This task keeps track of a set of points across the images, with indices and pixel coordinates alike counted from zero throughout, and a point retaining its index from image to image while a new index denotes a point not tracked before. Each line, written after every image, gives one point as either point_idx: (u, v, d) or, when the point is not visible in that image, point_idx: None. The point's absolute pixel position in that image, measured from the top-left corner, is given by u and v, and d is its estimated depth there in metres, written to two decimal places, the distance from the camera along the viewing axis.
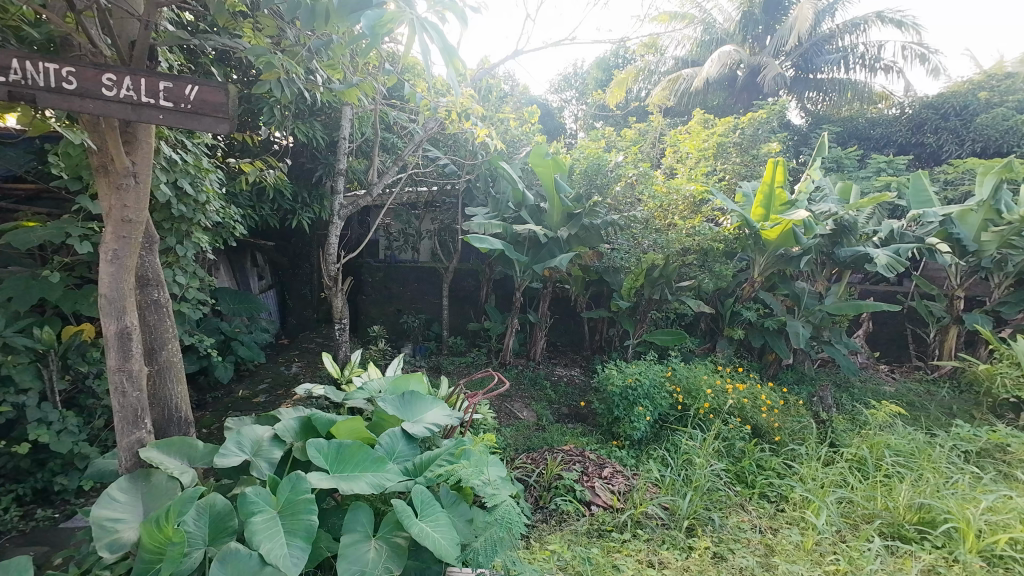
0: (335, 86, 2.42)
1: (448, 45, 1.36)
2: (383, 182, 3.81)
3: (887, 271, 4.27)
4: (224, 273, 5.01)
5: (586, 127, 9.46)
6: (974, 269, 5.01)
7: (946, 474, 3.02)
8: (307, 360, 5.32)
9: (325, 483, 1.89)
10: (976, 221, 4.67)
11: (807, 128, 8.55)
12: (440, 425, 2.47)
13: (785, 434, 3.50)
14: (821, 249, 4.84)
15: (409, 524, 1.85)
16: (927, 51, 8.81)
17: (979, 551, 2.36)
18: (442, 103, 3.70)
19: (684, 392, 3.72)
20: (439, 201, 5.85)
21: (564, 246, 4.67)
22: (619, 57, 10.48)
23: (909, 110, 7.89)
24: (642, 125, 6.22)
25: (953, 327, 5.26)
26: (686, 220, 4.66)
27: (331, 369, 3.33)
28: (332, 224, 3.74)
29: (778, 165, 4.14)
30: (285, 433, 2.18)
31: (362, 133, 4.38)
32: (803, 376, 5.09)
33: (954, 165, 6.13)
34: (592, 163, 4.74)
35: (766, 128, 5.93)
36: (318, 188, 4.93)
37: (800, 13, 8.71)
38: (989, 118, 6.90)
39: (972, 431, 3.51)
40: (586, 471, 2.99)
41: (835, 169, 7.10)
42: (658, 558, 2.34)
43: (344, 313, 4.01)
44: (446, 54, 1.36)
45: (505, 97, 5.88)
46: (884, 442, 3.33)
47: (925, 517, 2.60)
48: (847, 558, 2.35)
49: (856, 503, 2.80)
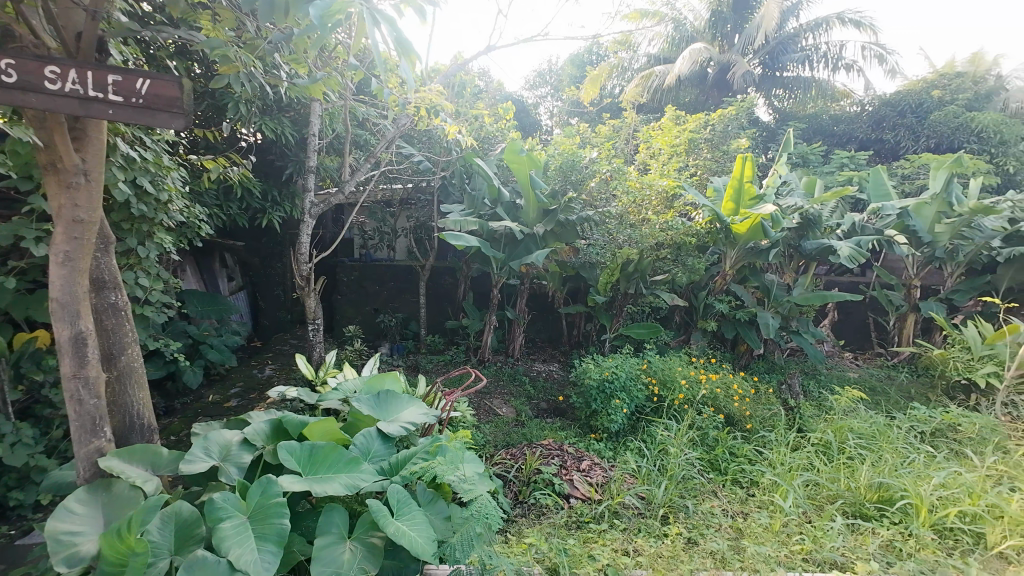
0: (300, 81, 2.37)
1: (400, 35, 1.39)
2: (355, 179, 3.72)
3: (850, 262, 4.45)
4: (191, 274, 4.85)
5: (561, 123, 9.52)
6: (929, 260, 5.24)
7: (903, 453, 3.18)
8: (281, 362, 5.21)
9: (297, 486, 1.87)
10: (930, 213, 4.91)
11: (775, 125, 8.81)
12: (416, 424, 2.45)
13: (756, 422, 3.64)
14: (788, 241, 4.97)
15: (385, 523, 1.83)
16: (885, 51, 9.17)
17: (932, 525, 2.52)
18: (411, 99, 3.65)
19: (659, 384, 3.80)
20: (414, 198, 5.77)
21: (540, 242, 4.69)
22: (593, 53, 10.58)
23: (870, 108, 8.24)
24: (617, 122, 6.29)
25: (911, 315, 5.49)
26: (660, 215, 4.73)
27: (307, 370, 3.28)
28: (303, 223, 3.65)
29: (747, 161, 4.26)
30: (256, 436, 2.15)
31: (333, 128, 4.28)
32: (773, 365, 5.26)
33: (911, 161, 6.44)
34: (567, 160, 4.72)
35: (735, 124, 6.09)
36: (289, 187, 4.80)
37: (766, 12, 8.94)
38: (942, 115, 7.25)
39: (927, 413, 3.70)
40: (565, 465, 3.04)
41: (801, 164, 7.35)
42: (633, 546, 2.36)
43: (317, 314, 3.92)
44: (398, 43, 1.39)
45: (481, 94, 5.88)
46: (847, 426, 3.48)
47: (884, 495, 2.74)
48: (811, 536, 2.45)
49: (822, 485, 2.91)
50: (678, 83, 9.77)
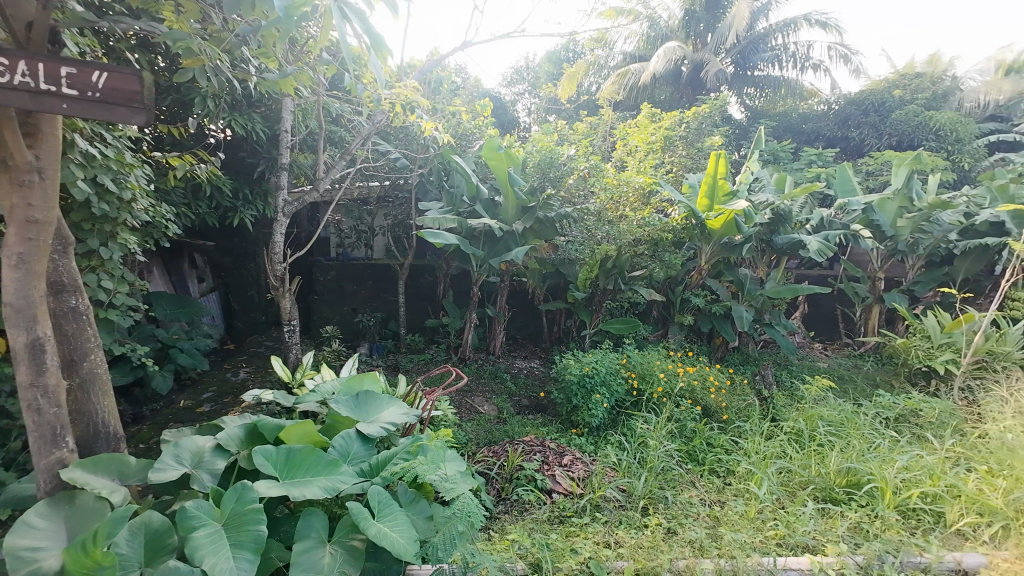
0: (270, 75, 2.32)
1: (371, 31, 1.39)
2: (330, 177, 3.65)
3: (819, 256, 4.60)
4: (159, 276, 4.68)
5: (538, 120, 9.53)
6: (892, 253, 5.46)
7: (870, 438, 3.31)
8: (256, 365, 5.08)
9: (274, 490, 1.83)
10: (893, 208, 5.11)
11: (747, 122, 9.02)
12: (396, 424, 2.42)
13: (732, 413, 3.73)
14: (761, 237, 5.10)
15: (366, 525, 1.80)
16: (849, 51, 9.49)
17: (896, 506, 2.64)
18: (386, 95, 3.59)
19: (639, 378, 3.86)
20: (391, 196, 5.70)
21: (520, 239, 4.69)
22: (570, 50, 10.62)
23: (836, 106, 8.53)
24: (594, 119, 6.33)
25: (876, 306, 5.71)
26: (637, 212, 4.78)
27: (282, 373, 3.21)
28: (276, 222, 3.55)
29: (721, 158, 4.35)
30: (230, 441, 2.09)
31: (306, 125, 4.17)
32: (747, 357, 5.41)
33: (875, 158, 6.70)
34: (545, 156, 4.72)
35: (709, 122, 6.21)
36: (261, 184, 4.67)
37: (737, 12, 9.13)
38: (903, 114, 7.55)
39: (891, 399, 3.87)
40: (547, 461, 3.06)
41: (772, 161, 7.55)
42: (614, 538, 2.40)
43: (292, 315, 3.83)
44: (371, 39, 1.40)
45: (457, 90, 5.84)
46: (817, 414, 3.60)
47: (852, 479, 2.85)
48: (785, 522, 2.54)
49: (794, 472, 3.00)
50: (653, 81, 9.89)
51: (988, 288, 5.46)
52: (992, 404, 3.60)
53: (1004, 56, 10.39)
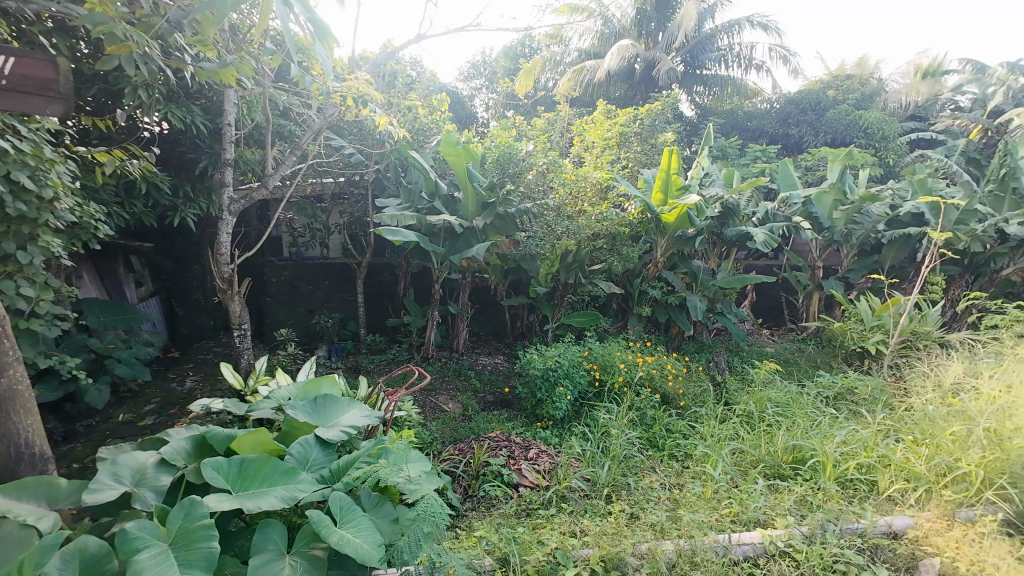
0: (209, 65, 2.19)
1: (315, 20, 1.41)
2: (280, 173, 3.48)
3: (765, 247, 4.87)
4: (89, 281, 4.32)
5: (497, 116, 9.51)
6: (829, 243, 5.86)
7: (812, 417, 3.55)
8: (204, 373, 4.80)
9: (226, 504, 1.74)
10: (829, 201, 5.44)
11: (697, 120, 9.38)
12: (357, 427, 2.36)
13: (688, 399, 3.89)
14: (712, 229, 5.33)
15: (327, 533, 1.75)
16: (788, 53, 10.05)
17: (836, 478, 2.85)
18: (337, 88, 3.46)
19: (600, 369, 3.95)
20: (346, 192, 5.51)
21: (480, 235, 4.67)
22: (526, 46, 10.65)
23: (777, 105, 9.03)
24: (551, 115, 6.39)
25: (816, 293, 6.10)
26: (595, 207, 4.88)
27: (233, 380, 3.04)
28: (221, 221, 3.36)
29: (673, 154, 4.51)
30: (176, 455, 1.97)
31: (252, 118, 3.95)
32: (702, 344, 5.66)
33: (812, 154, 7.15)
34: (504, 152, 4.72)
35: (661, 119, 6.42)
36: (204, 181, 4.39)
37: (686, 12, 9.46)
38: (836, 113, 8.12)
39: (830, 379, 4.16)
40: (513, 455, 3.08)
41: (721, 157, 7.90)
42: (580, 526, 2.45)
43: (243, 319, 3.63)
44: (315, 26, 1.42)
45: (413, 84, 5.73)
46: (766, 397, 3.82)
47: (797, 456, 3.05)
48: (738, 499, 2.68)
49: (746, 451, 3.17)
50: (608, 78, 10.08)
51: (911, 274, 5.98)
52: (916, 379, 3.96)
53: (921, 60, 11.34)
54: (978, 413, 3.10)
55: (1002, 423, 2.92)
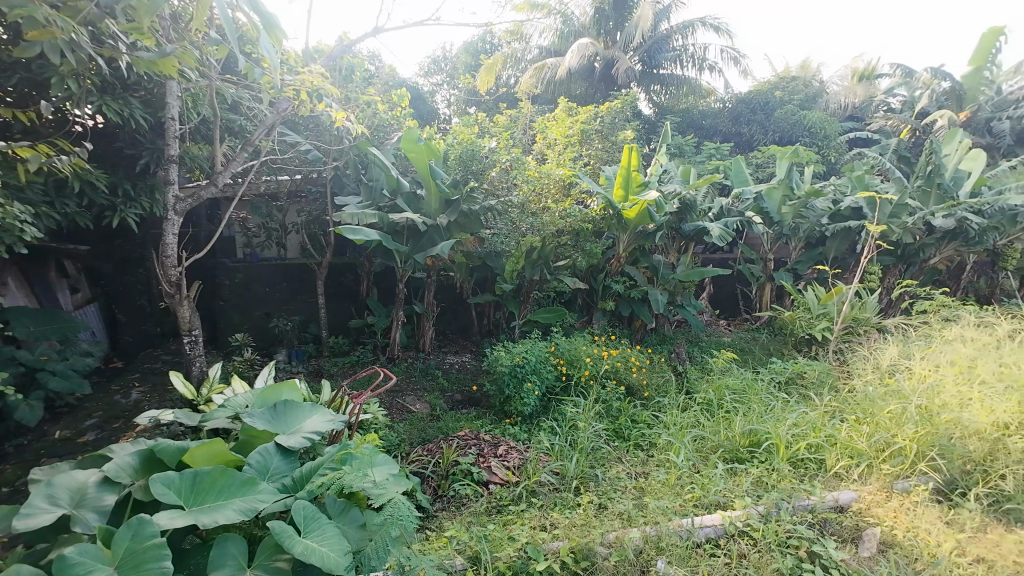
0: (147, 55, 2.07)
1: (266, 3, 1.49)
2: (230, 170, 3.31)
3: (721, 241, 5.08)
4: (14, 289, 3.95)
5: (459, 112, 9.43)
6: (779, 236, 6.17)
7: (766, 401, 3.75)
8: (152, 383, 4.51)
9: (179, 521, 1.65)
10: (778, 196, 5.72)
11: (655, 118, 9.64)
12: (321, 433, 2.28)
13: (652, 389, 4.01)
14: (671, 225, 5.50)
15: (291, 544, 1.68)
16: (739, 54, 10.49)
17: (789, 458, 3.02)
18: (288, 81, 3.32)
19: (567, 363, 4.00)
20: (303, 190, 5.31)
21: (445, 233, 4.62)
22: (487, 42, 10.60)
23: (729, 105, 9.41)
24: (513, 112, 6.39)
25: (768, 284, 6.42)
26: (559, 203, 4.93)
27: (184, 390, 2.88)
28: (166, 221, 3.16)
29: (633, 151, 4.60)
30: (120, 472, 1.85)
31: (198, 112, 3.73)
32: (663, 336, 5.84)
33: (762, 152, 7.50)
34: (466, 149, 4.67)
35: (621, 117, 6.55)
36: (146, 179, 4.11)
37: (642, 13, 9.69)
38: (783, 113, 8.56)
39: (782, 365, 4.40)
40: (482, 453, 3.07)
41: (678, 154, 8.16)
42: (549, 520, 2.47)
43: (193, 324, 3.44)
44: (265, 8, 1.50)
45: (371, 79, 5.59)
46: (724, 384, 3.99)
47: (753, 439, 3.20)
48: (700, 484, 2.79)
49: (707, 437, 3.30)
50: (569, 76, 10.19)
51: (852, 264, 6.40)
52: (857, 362, 4.24)
53: (857, 64, 12.13)
54: (911, 392, 3.37)
55: (931, 401, 3.18)
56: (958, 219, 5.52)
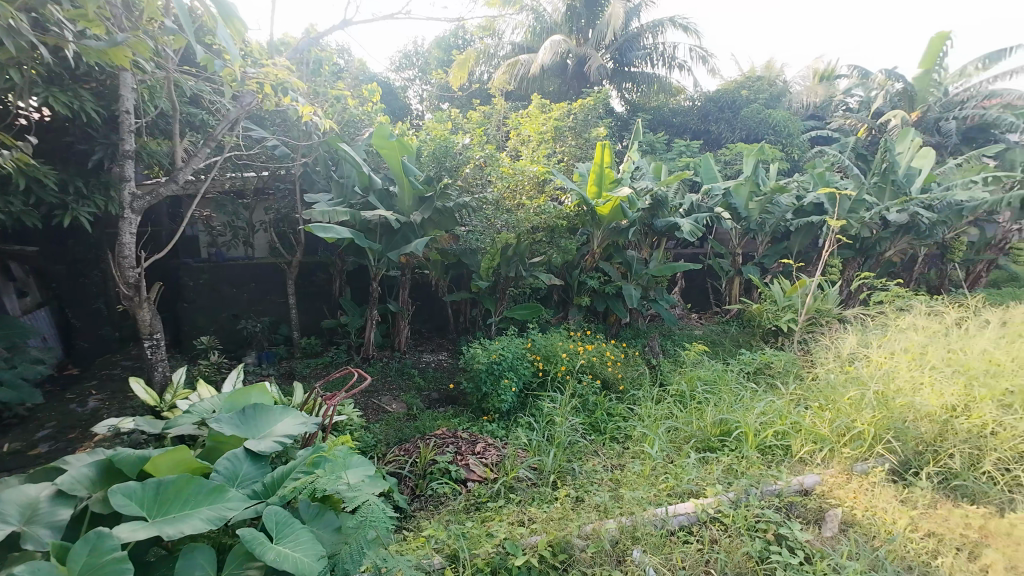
0: (95, 43, 1.98)
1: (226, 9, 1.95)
2: (191, 166, 3.16)
3: (692, 237, 5.21)
4: None
5: (431, 108, 9.31)
6: (746, 231, 6.37)
7: (735, 391, 3.87)
8: (111, 390, 4.30)
9: (141, 533, 1.58)
10: (745, 192, 5.89)
11: (627, 115, 9.76)
12: (293, 436, 2.22)
13: (626, 383, 4.08)
14: (643, 221, 5.59)
15: (262, 551, 1.64)
16: (707, 54, 10.72)
17: (757, 445, 3.13)
18: (251, 73, 3.20)
19: (543, 359, 4.03)
20: (271, 187, 5.13)
21: (419, 230, 4.56)
22: (459, 37, 10.49)
23: (698, 103, 9.61)
24: (486, 108, 6.36)
25: (737, 278, 6.61)
26: (533, 200, 4.94)
27: (146, 396, 2.75)
28: (122, 220, 3.00)
29: (605, 148, 4.65)
30: (75, 484, 1.75)
31: (154, 106, 3.55)
32: (637, 330, 5.95)
33: (730, 149, 7.71)
34: (439, 145, 4.61)
35: (593, 114, 6.61)
36: (100, 175, 3.90)
37: (613, 11, 9.77)
38: (749, 112, 8.81)
39: (751, 356, 4.54)
40: (460, 451, 3.06)
41: (650, 151, 8.29)
42: (527, 515, 2.49)
43: (154, 328, 3.29)
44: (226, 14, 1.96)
45: (340, 73, 5.45)
46: (696, 376, 4.10)
47: (723, 429, 3.30)
48: (673, 474, 2.86)
49: (680, 428, 3.38)
50: (542, 73, 10.19)
51: (814, 258, 6.67)
52: (820, 351, 4.43)
53: (817, 65, 12.60)
54: (869, 378, 3.54)
55: (887, 387, 3.35)
56: (911, 213, 5.82)
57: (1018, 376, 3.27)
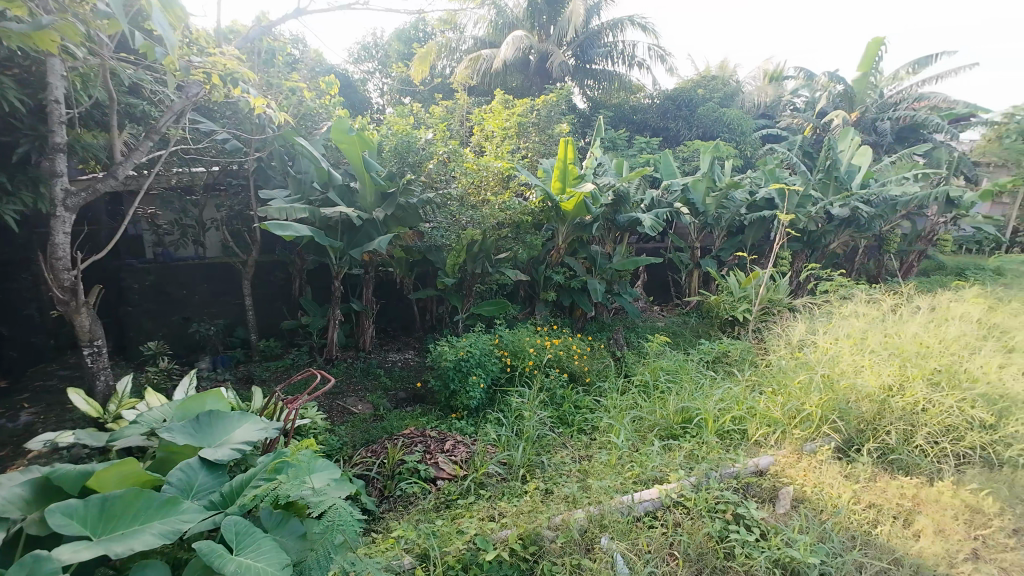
0: (17, 26, 1.82)
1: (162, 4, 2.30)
2: (132, 161, 2.96)
3: (653, 231, 5.36)
4: None
5: (393, 102, 9.12)
6: (704, 226, 6.61)
7: (696, 379, 4.03)
8: (47, 403, 3.98)
9: (85, 554, 1.47)
10: (702, 187, 6.12)
11: (589, 112, 9.90)
12: (252, 443, 2.13)
13: (593, 375, 4.17)
14: (607, 216, 5.71)
15: (222, 564, 1.57)
16: (664, 53, 11.02)
17: (716, 431, 3.27)
18: (197, 62, 3.03)
19: (511, 355, 4.05)
20: (222, 183, 4.88)
21: (382, 227, 4.45)
22: (420, 30, 10.30)
23: (657, 100, 9.87)
24: (449, 103, 6.28)
25: (696, 271, 6.86)
26: (498, 196, 4.93)
27: (88, 408, 2.57)
28: (54, 218, 2.77)
29: (568, 145, 4.70)
30: (8, 506, 1.62)
31: (89, 95, 3.29)
32: (602, 324, 6.08)
33: (687, 146, 7.98)
34: (402, 140, 4.52)
35: (556, 110, 6.66)
36: (27, 170, 3.58)
37: (574, 8, 9.86)
38: (706, 110, 9.13)
39: (710, 345, 4.74)
40: (429, 450, 3.03)
41: (612, 147, 8.45)
42: (497, 510, 2.50)
43: (95, 334, 3.06)
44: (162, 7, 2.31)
45: (295, 64, 5.25)
46: (658, 366, 4.24)
47: (685, 416, 3.43)
48: (638, 462, 2.95)
49: (645, 417, 3.48)
50: (505, 68, 10.17)
51: (766, 250, 7.02)
52: (772, 339, 4.67)
53: (767, 66, 13.20)
54: (816, 363, 3.77)
55: (832, 370, 3.58)
56: (852, 208, 6.22)
57: (944, 357, 3.57)
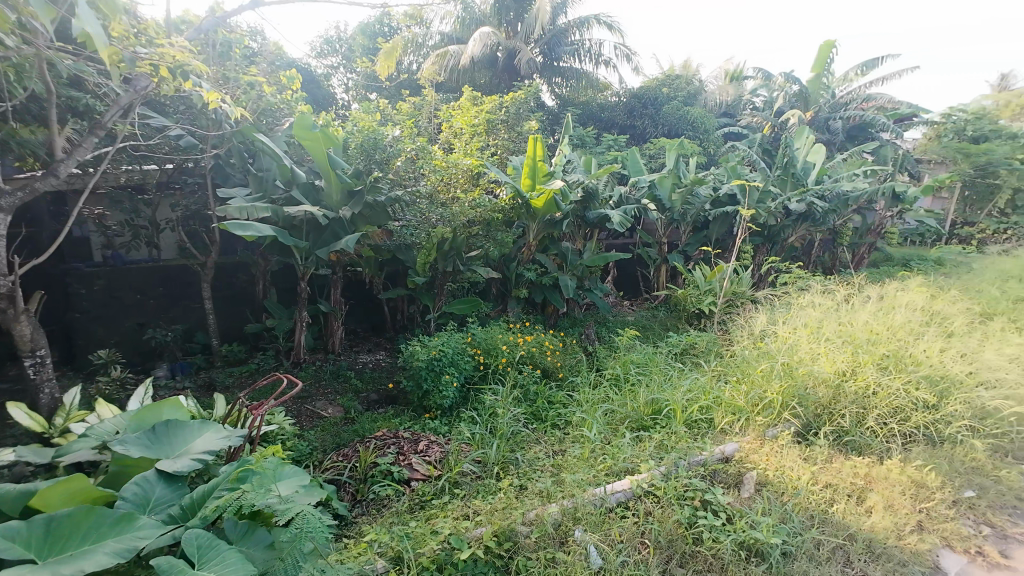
0: None
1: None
2: (75, 158, 2.77)
3: (621, 228, 5.45)
4: None
5: (357, 98, 8.89)
6: (671, 221, 6.77)
7: (665, 371, 4.14)
8: None
9: None
10: (668, 184, 6.26)
11: (557, 109, 9.96)
12: (214, 453, 2.04)
13: (565, 370, 4.21)
14: (577, 213, 5.77)
15: None
16: (630, 51, 11.20)
17: (684, 420, 3.37)
18: (143, 53, 2.86)
19: (484, 352, 4.04)
20: (177, 181, 4.64)
21: (349, 226, 4.34)
22: (385, 25, 10.08)
23: (624, 99, 10.03)
24: (416, 99, 6.19)
25: (664, 265, 7.02)
26: (468, 193, 4.90)
27: (31, 422, 2.40)
28: None
29: (537, 142, 4.72)
30: None
31: (23, 87, 3.06)
32: (574, 319, 6.14)
33: (654, 143, 8.14)
34: (368, 137, 4.42)
35: (525, 107, 6.66)
36: None
37: (540, 5, 9.87)
38: (670, 109, 9.33)
39: (678, 337, 4.87)
40: (402, 451, 3.00)
41: (581, 145, 8.54)
42: (471, 508, 2.49)
43: (37, 344, 2.86)
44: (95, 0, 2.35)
45: (253, 57, 5.04)
46: (629, 360, 4.32)
47: (654, 408, 3.52)
48: (610, 454, 3.00)
49: (616, 410, 3.55)
50: (472, 65, 10.09)
51: (729, 245, 7.26)
52: (736, 330, 4.84)
53: (728, 66, 13.61)
54: (777, 352, 3.94)
55: (792, 358, 3.75)
56: (808, 203, 6.52)
57: (892, 343, 3.80)
